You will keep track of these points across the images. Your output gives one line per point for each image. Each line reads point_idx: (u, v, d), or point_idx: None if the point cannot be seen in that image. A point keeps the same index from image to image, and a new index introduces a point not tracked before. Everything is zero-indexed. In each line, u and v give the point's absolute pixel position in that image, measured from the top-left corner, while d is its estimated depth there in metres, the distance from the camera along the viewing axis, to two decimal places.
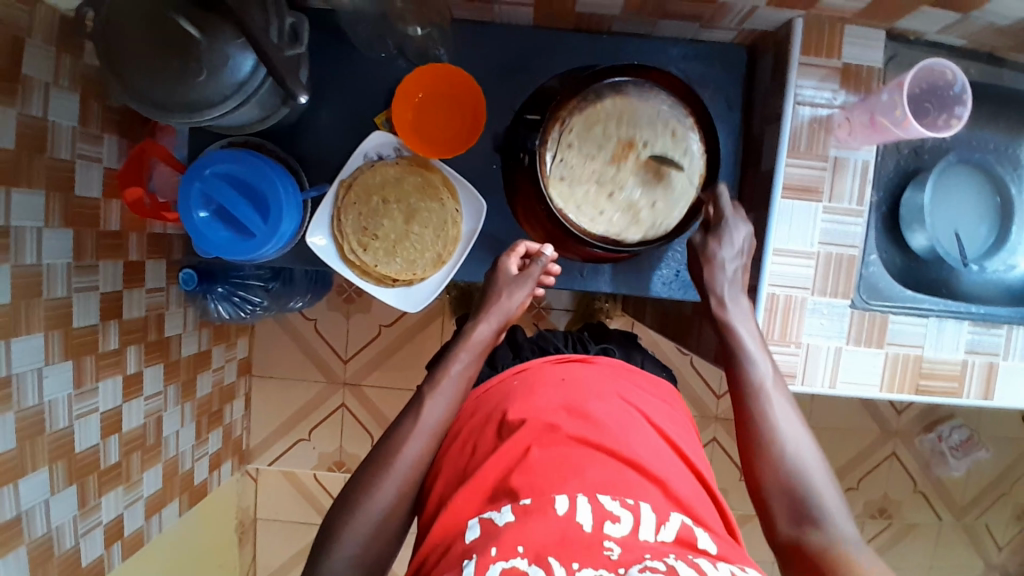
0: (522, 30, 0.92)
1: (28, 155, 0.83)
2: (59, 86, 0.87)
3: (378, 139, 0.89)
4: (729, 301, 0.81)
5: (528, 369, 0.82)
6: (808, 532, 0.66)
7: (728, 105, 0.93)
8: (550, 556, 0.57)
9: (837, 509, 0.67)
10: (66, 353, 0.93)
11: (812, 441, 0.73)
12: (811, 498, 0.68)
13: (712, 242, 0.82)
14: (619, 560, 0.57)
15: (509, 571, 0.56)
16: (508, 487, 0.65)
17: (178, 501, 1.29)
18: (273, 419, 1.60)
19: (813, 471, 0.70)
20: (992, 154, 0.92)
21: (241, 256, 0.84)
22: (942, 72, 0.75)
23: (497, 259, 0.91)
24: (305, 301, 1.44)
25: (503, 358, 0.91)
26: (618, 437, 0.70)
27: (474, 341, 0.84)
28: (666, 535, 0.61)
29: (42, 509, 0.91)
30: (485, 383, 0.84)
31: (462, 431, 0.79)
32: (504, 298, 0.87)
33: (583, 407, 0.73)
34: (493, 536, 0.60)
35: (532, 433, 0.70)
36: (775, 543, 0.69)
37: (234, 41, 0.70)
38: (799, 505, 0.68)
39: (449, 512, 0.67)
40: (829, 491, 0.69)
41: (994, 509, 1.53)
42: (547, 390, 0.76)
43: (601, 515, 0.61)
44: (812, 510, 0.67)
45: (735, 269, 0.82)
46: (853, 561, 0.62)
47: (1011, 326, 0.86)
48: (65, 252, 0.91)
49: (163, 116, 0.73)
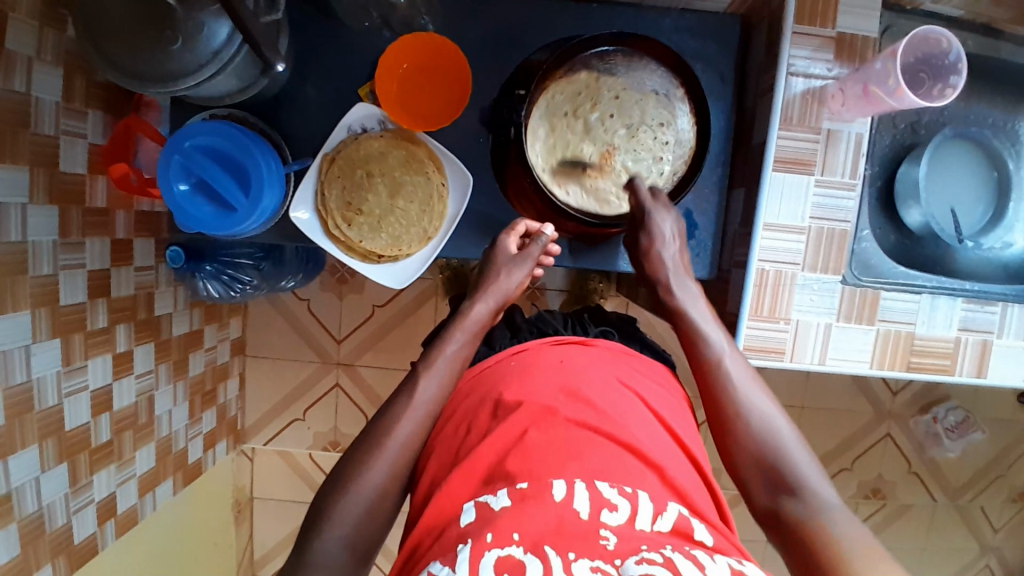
0: (510, 0, 0.89)
1: (11, 131, 0.82)
2: (42, 60, 0.86)
3: (361, 111, 0.87)
4: (676, 285, 0.83)
5: (526, 351, 0.81)
6: (786, 499, 0.67)
7: (721, 77, 0.90)
8: (546, 545, 0.56)
9: (808, 471, 0.68)
10: (54, 332, 0.93)
11: (776, 404, 0.74)
12: (783, 467, 0.69)
13: (643, 238, 0.83)
14: (615, 550, 0.57)
15: (505, 560, 0.55)
16: (504, 472, 0.64)
17: (172, 479, 1.29)
18: (268, 400, 1.61)
19: (784, 438, 0.71)
20: (990, 129, 0.90)
21: (222, 230, 0.83)
22: (937, 41, 0.73)
23: (494, 240, 0.90)
24: (297, 280, 1.43)
25: (500, 338, 0.89)
26: (617, 422, 0.69)
27: (469, 322, 0.83)
28: (662, 525, 0.61)
29: (32, 486, 0.92)
30: (481, 364, 0.83)
31: (456, 411, 0.77)
32: (502, 280, 0.86)
33: (581, 391, 0.72)
34: (488, 521, 0.60)
35: (529, 416, 0.69)
36: (756, 511, 0.70)
37: (210, 8, 0.68)
38: (773, 472, 0.69)
39: (444, 497, 0.66)
40: (797, 452, 0.70)
41: (989, 491, 1.53)
42: (545, 373, 0.75)
43: (598, 503, 0.60)
44: (783, 480, 0.68)
45: (674, 254, 0.83)
46: (825, 525, 0.63)
47: (1007, 304, 0.84)
48: (51, 230, 0.90)
49: (140, 87, 0.70)
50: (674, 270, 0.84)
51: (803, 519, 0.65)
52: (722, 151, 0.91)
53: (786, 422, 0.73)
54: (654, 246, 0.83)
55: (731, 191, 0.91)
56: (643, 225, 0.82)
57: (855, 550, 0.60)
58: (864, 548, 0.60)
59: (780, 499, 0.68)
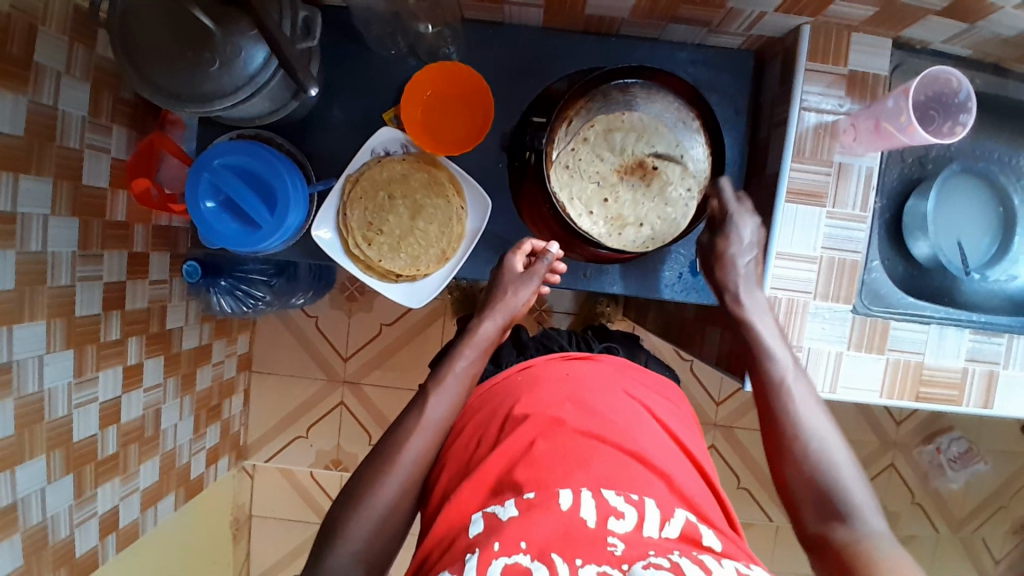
0: (532, 31, 0.92)
1: (38, 143, 0.84)
2: (71, 75, 0.88)
3: (386, 134, 0.89)
4: (745, 297, 0.79)
5: (532, 366, 0.81)
6: (833, 523, 0.67)
7: (734, 110, 0.93)
8: (553, 552, 0.57)
9: (865, 501, 0.67)
10: (68, 343, 0.94)
11: (836, 431, 0.73)
12: (843, 494, 0.67)
13: (720, 241, 0.81)
14: (622, 556, 0.57)
15: (512, 566, 0.56)
16: (512, 482, 0.65)
17: (174, 495, 1.29)
18: (272, 416, 1.60)
19: (839, 462, 0.70)
20: (996, 164, 0.93)
21: (247, 247, 0.84)
22: (948, 80, 0.76)
23: (500, 259, 0.91)
24: (307, 298, 1.45)
25: (508, 357, 0.91)
26: (623, 433, 0.70)
27: (478, 339, 0.84)
28: (670, 531, 0.61)
29: (38, 497, 0.91)
30: (491, 380, 0.84)
31: (466, 426, 0.78)
32: (508, 298, 0.87)
33: (589, 402, 0.73)
34: (495, 530, 0.60)
35: (536, 427, 0.70)
36: (801, 532, 0.70)
37: (248, 33, 0.71)
38: (824, 497, 0.68)
39: (454, 506, 0.67)
40: (856, 483, 0.69)
41: (991, 523, 1.53)
42: (552, 386, 0.76)
43: (604, 510, 0.61)
44: (839, 507, 0.67)
45: (748, 262, 0.80)
46: (877, 554, 0.62)
47: (1012, 336, 0.86)
48: (71, 241, 0.92)
49: (175, 106, 0.73)
50: (743, 276, 0.80)
51: (855, 550, 0.64)
52: (735, 182, 0.94)
53: (844, 448, 0.71)
54: (729, 250, 0.80)
55: None
56: (722, 231, 0.81)
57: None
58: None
59: (831, 526, 0.67)
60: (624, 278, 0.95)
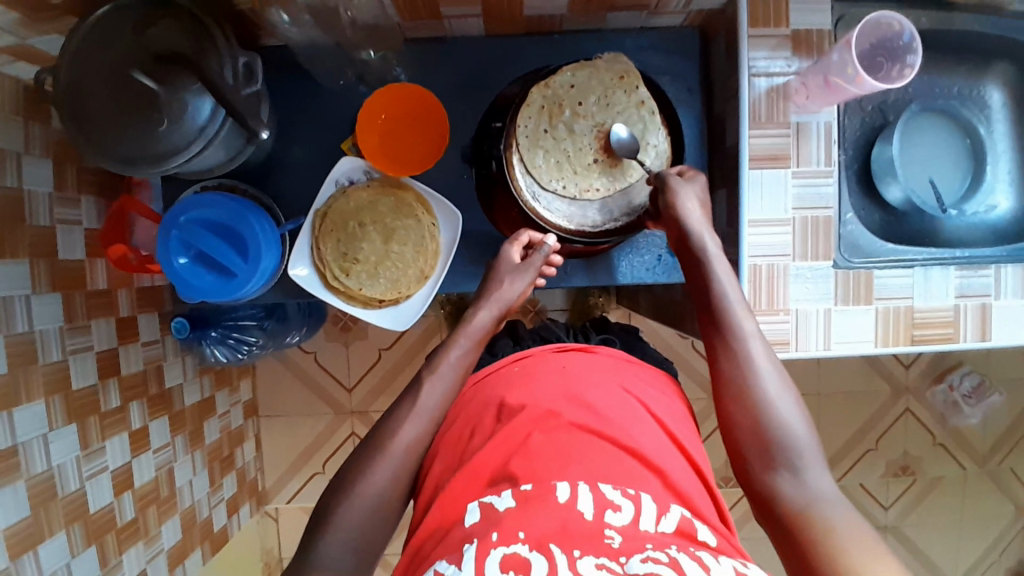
0: (474, 40, 0.93)
1: (8, 226, 0.84)
2: (32, 154, 0.89)
3: (348, 164, 0.89)
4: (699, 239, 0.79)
5: (529, 356, 0.80)
6: (781, 477, 0.66)
7: (687, 87, 0.93)
8: (551, 543, 0.56)
9: (811, 452, 0.67)
10: (69, 417, 0.94)
11: (788, 382, 0.72)
12: (791, 448, 0.67)
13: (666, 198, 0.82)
14: (620, 549, 0.56)
15: (510, 557, 0.55)
16: (509, 473, 0.65)
17: (200, 550, 1.29)
18: (287, 456, 1.60)
19: (789, 413, 0.69)
20: (956, 99, 0.93)
21: (225, 296, 0.84)
22: (889, 24, 0.76)
23: (498, 251, 0.89)
24: (302, 334, 1.44)
25: (503, 345, 0.90)
26: (620, 427, 0.69)
27: (472, 330, 0.83)
28: (666, 526, 0.60)
29: (65, 573, 0.92)
30: (484, 372, 0.82)
31: (458, 417, 0.77)
32: (503, 288, 0.86)
33: (585, 396, 0.72)
34: (494, 522, 0.60)
35: (532, 420, 0.70)
36: (744, 480, 0.70)
37: (192, 87, 0.72)
38: (768, 447, 0.68)
39: (449, 496, 0.66)
40: (807, 438, 0.68)
41: (1017, 452, 1.52)
42: (547, 378, 0.75)
43: (601, 504, 0.60)
44: (785, 458, 0.67)
45: (697, 216, 0.80)
46: (824, 515, 0.63)
47: (1000, 266, 0.85)
48: (56, 316, 0.92)
49: (132, 170, 0.73)
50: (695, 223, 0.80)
51: (800, 505, 0.64)
52: (698, 157, 0.94)
53: (792, 395, 0.71)
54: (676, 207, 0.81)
55: (714, 194, 0.93)
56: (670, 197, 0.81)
57: (844, 537, 0.61)
58: (856, 539, 0.60)
59: (776, 478, 0.67)
60: (620, 264, 0.95)
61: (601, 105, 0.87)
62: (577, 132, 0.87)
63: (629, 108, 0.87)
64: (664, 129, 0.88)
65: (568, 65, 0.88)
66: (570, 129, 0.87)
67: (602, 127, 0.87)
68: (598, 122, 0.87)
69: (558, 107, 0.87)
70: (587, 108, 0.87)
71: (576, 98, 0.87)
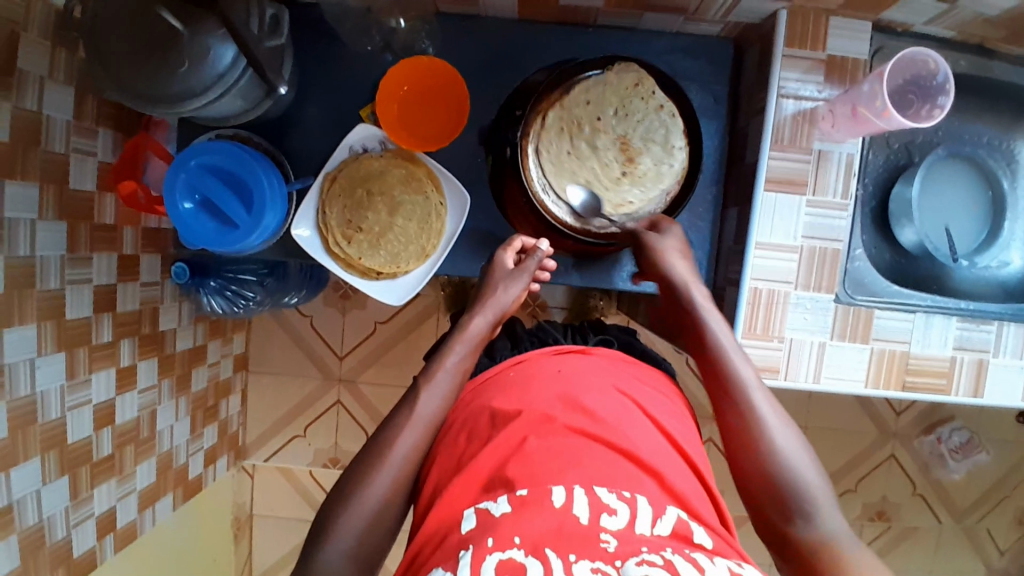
0: (507, 24, 0.92)
1: (22, 148, 0.84)
2: (55, 80, 0.88)
3: (363, 131, 0.89)
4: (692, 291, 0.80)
5: (525, 361, 0.79)
6: (793, 522, 0.66)
7: (714, 98, 0.92)
8: (547, 547, 0.54)
9: (823, 496, 0.66)
10: (59, 345, 0.94)
11: (792, 424, 0.71)
12: (802, 493, 0.66)
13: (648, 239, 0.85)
14: (615, 553, 0.55)
15: (505, 563, 0.53)
16: (504, 478, 0.62)
17: (172, 495, 1.30)
18: (271, 415, 1.61)
19: (796, 457, 0.68)
20: (984, 148, 0.91)
21: (224, 248, 0.84)
22: (925, 62, 0.74)
23: (492, 255, 0.90)
24: (300, 296, 1.45)
25: (502, 349, 0.89)
26: (617, 430, 0.66)
27: (469, 336, 0.82)
28: (662, 529, 0.59)
29: (34, 499, 0.93)
30: (482, 376, 0.81)
31: (456, 421, 0.75)
32: (498, 294, 0.85)
33: (579, 399, 0.69)
34: (489, 526, 0.58)
35: (528, 423, 0.67)
36: (760, 527, 0.69)
37: (216, 32, 0.71)
38: (779, 495, 0.67)
39: (446, 501, 0.64)
40: (817, 480, 0.67)
41: (996, 513, 1.50)
42: (544, 384, 0.72)
43: (597, 507, 0.58)
44: (797, 504, 0.66)
45: (681, 267, 0.82)
46: (843, 557, 0.62)
47: (1002, 323, 0.84)
48: (59, 245, 0.92)
49: (145, 107, 0.73)
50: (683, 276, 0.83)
51: (817, 549, 0.64)
52: (715, 170, 0.93)
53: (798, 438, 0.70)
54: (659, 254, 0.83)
55: (726, 210, 0.92)
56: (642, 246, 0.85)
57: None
58: None
59: (789, 523, 0.66)
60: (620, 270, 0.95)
61: (617, 106, 0.86)
62: (591, 131, 0.86)
63: (647, 111, 0.86)
64: (684, 134, 0.87)
65: (588, 62, 0.87)
66: (583, 127, 0.86)
67: (615, 128, 0.86)
68: (611, 123, 0.86)
69: (573, 103, 0.86)
70: (602, 107, 0.86)
71: (592, 96, 0.86)
